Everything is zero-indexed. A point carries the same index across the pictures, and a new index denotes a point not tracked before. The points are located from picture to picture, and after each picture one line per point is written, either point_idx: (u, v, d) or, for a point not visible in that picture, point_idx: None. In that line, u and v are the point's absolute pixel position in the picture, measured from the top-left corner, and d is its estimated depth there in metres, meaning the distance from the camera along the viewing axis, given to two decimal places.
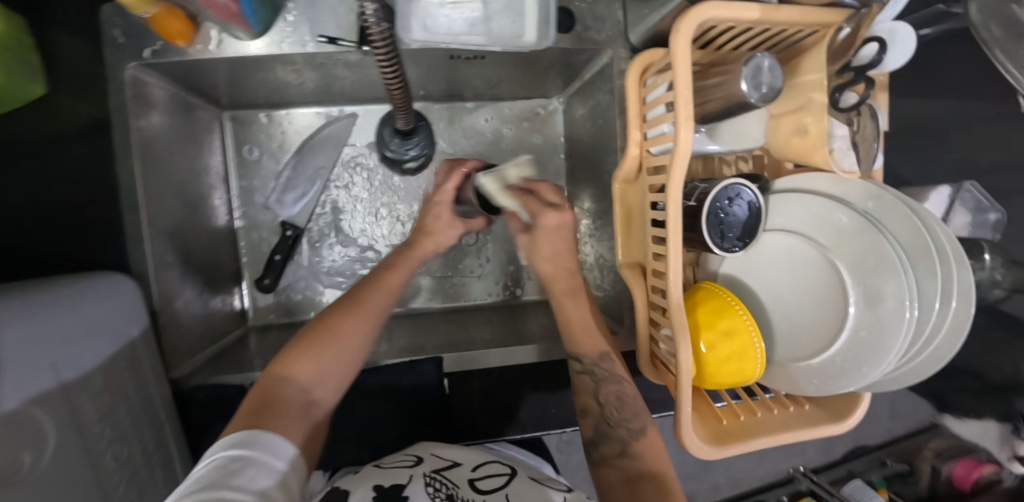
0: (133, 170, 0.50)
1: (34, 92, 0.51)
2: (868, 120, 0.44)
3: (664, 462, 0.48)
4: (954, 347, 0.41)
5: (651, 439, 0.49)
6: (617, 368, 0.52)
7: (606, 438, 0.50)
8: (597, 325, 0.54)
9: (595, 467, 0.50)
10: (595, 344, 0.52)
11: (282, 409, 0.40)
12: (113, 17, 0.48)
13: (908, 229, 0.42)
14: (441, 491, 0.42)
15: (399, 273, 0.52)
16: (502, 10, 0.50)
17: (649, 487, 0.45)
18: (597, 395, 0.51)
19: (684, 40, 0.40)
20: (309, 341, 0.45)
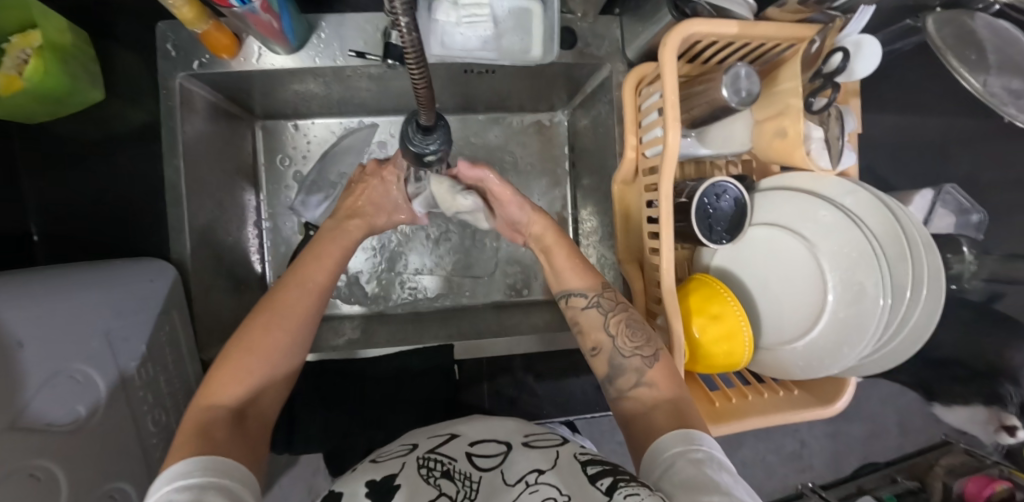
0: (178, 167, 0.56)
1: (94, 96, 0.57)
2: (836, 122, 0.49)
3: (681, 387, 0.44)
4: (928, 326, 0.45)
5: (665, 363, 0.45)
6: (618, 297, 0.50)
7: (620, 369, 0.46)
8: (589, 264, 0.53)
9: (615, 404, 0.46)
10: (589, 278, 0.52)
11: (223, 426, 0.36)
12: (167, 34, 0.55)
13: (883, 219, 0.47)
14: (436, 469, 0.39)
15: (321, 267, 0.48)
16: (512, 29, 0.56)
17: (661, 413, 0.41)
18: (606, 327, 0.48)
19: (671, 52, 0.45)
20: (234, 357, 0.40)
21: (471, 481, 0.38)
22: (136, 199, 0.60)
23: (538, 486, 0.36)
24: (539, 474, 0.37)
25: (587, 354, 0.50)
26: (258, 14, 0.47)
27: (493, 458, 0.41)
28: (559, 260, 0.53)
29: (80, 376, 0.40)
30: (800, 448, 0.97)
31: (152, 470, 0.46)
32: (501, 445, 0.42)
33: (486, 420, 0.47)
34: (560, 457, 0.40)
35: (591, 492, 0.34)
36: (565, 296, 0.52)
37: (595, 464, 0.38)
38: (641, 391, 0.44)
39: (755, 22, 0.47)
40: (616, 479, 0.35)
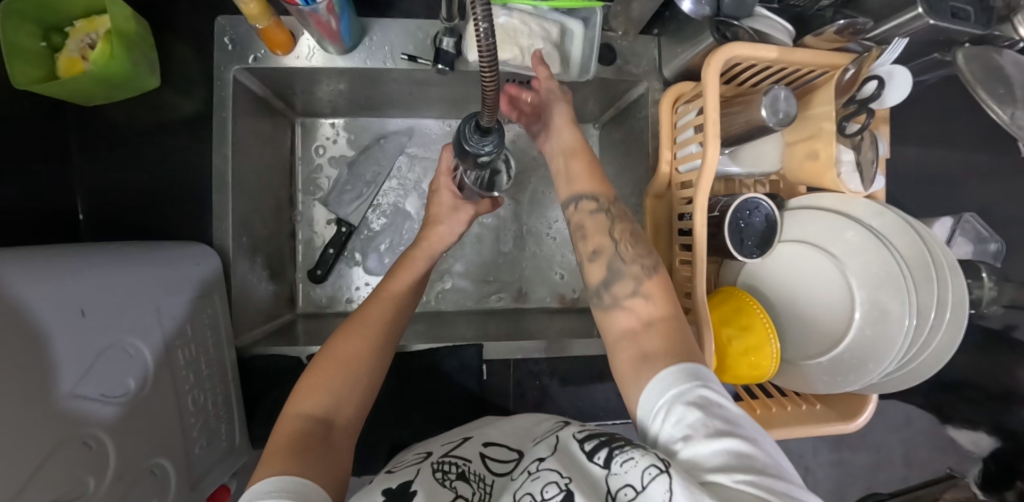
0: (227, 156, 0.57)
1: (150, 84, 0.59)
2: (869, 146, 0.50)
3: (673, 305, 0.43)
4: (951, 348, 0.46)
5: (663, 277, 0.45)
6: (617, 213, 0.50)
7: (618, 275, 0.45)
8: (598, 171, 0.52)
9: (604, 310, 0.45)
10: (597, 185, 0.51)
11: (310, 440, 0.37)
12: (225, 28, 0.57)
13: (910, 241, 0.48)
14: (451, 472, 0.40)
15: (400, 281, 0.51)
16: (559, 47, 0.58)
17: (655, 331, 0.41)
18: (611, 232, 0.48)
19: (715, 74, 0.47)
20: (322, 368, 0.42)
21: (485, 483, 0.39)
22: (181, 185, 0.62)
23: (539, 473, 0.34)
24: (540, 462, 0.36)
25: (585, 258, 0.48)
26: (321, 15, 0.49)
27: (506, 463, 0.41)
28: (575, 166, 0.52)
29: (132, 350, 0.41)
30: (806, 474, 0.95)
31: (187, 449, 0.47)
32: (512, 452, 0.43)
33: (498, 425, 0.48)
34: (558, 441, 0.39)
35: (593, 474, 0.33)
36: (571, 203, 0.51)
37: (593, 438, 0.37)
38: (638, 302, 0.44)
39: (793, 49, 0.50)
40: (612, 449, 0.35)
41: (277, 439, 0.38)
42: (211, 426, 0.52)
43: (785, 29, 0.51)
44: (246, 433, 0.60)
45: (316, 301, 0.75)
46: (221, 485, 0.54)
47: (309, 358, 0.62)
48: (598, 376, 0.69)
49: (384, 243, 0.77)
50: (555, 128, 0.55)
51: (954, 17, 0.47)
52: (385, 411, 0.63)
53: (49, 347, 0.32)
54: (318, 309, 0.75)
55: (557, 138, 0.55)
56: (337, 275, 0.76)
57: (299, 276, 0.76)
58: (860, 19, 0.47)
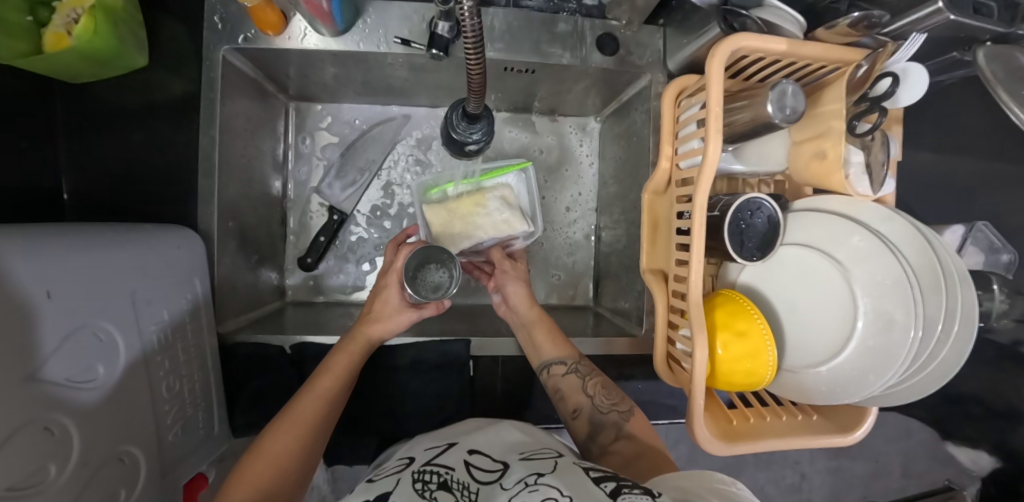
0: (214, 139, 0.56)
1: (138, 62, 0.58)
2: (881, 147, 0.48)
3: (652, 439, 0.51)
4: (957, 363, 0.44)
5: (638, 419, 0.53)
6: (588, 366, 0.57)
7: (602, 425, 0.53)
8: (563, 336, 0.60)
9: (597, 460, 0.51)
10: (562, 348, 0.58)
11: None
12: (216, 6, 0.55)
13: (921, 250, 0.46)
14: (432, 482, 0.38)
15: (331, 376, 0.51)
16: (520, 207, 0.67)
17: (648, 457, 0.48)
18: (585, 389, 0.55)
19: (719, 64, 0.45)
20: (254, 465, 0.44)
21: (469, 491, 0.37)
22: (168, 167, 0.61)
23: (539, 486, 0.34)
24: (539, 477, 0.36)
25: (569, 416, 0.55)
26: None
27: (491, 472, 0.40)
28: (540, 336, 0.59)
29: (102, 334, 0.40)
30: (800, 481, 0.93)
31: (161, 437, 0.46)
32: (497, 462, 0.41)
33: (487, 435, 0.47)
34: (559, 465, 0.39)
35: (595, 494, 0.33)
36: (544, 368, 0.57)
37: (597, 470, 0.38)
38: (622, 444, 0.51)
39: (804, 41, 0.47)
40: (619, 484, 0.34)
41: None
42: (187, 413, 0.51)
43: (794, 20, 0.48)
44: (226, 421, 0.59)
45: (305, 290, 0.74)
46: (198, 473, 0.53)
47: (293, 347, 0.61)
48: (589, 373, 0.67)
49: (375, 233, 0.75)
50: (515, 305, 0.63)
51: (975, 14, 0.44)
52: (370, 401, 0.63)
53: (13, 324, 0.31)
54: (308, 298, 0.74)
55: (519, 307, 0.63)
56: (327, 264, 0.75)
57: (290, 263, 0.74)
58: (876, 12, 0.44)
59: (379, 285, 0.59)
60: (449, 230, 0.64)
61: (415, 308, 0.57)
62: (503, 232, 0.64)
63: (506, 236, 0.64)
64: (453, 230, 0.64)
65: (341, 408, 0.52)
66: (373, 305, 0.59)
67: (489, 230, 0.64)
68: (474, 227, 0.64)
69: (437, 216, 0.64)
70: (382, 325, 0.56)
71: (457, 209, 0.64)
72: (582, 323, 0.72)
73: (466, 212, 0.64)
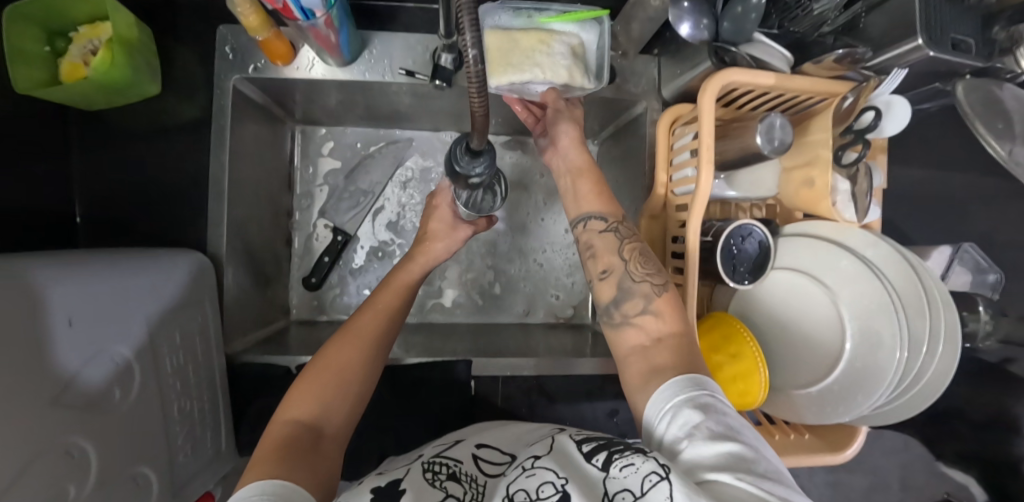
0: (223, 164, 0.58)
1: (152, 91, 0.60)
2: (864, 178, 0.50)
3: (684, 325, 0.44)
4: (943, 384, 0.45)
5: (673, 295, 0.46)
6: (634, 231, 0.50)
7: (628, 293, 0.46)
8: (609, 194, 0.53)
9: (614, 325, 0.46)
10: (609, 205, 0.51)
11: (297, 446, 0.37)
12: (227, 37, 0.57)
13: (904, 276, 0.48)
14: (441, 473, 0.39)
15: (391, 294, 0.52)
16: (585, 63, 0.55)
17: (668, 345, 0.42)
18: (619, 251, 0.48)
19: (711, 98, 0.47)
20: (315, 375, 0.43)
21: (476, 484, 0.38)
22: (178, 191, 0.63)
23: (535, 471, 0.34)
24: (535, 460, 0.36)
25: (596, 277, 0.49)
26: (320, 28, 0.50)
27: (498, 465, 0.41)
28: (582, 186, 0.52)
29: (119, 358, 0.41)
30: None
31: (171, 457, 0.47)
32: (505, 454, 0.43)
33: (495, 430, 0.48)
34: (554, 442, 0.38)
35: (592, 479, 0.33)
36: (579, 223, 0.52)
37: (590, 441, 0.37)
38: (646, 318, 0.44)
39: (791, 75, 0.49)
40: (611, 452, 0.35)
41: (268, 443, 0.37)
42: (196, 433, 0.52)
43: (782, 55, 0.50)
44: (232, 439, 0.60)
45: (308, 308, 0.76)
46: (207, 492, 0.54)
47: (298, 367, 0.62)
48: (588, 391, 0.68)
49: (378, 252, 0.77)
50: (563, 147, 0.54)
51: (953, 49, 0.45)
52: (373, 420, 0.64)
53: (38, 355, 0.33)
54: (312, 317, 0.76)
55: (560, 157, 0.56)
56: (331, 284, 0.76)
57: (294, 282, 0.76)
58: (860, 49, 0.46)
59: (429, 207, 0.61)
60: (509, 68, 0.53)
61: (469, 224, 0.59)
62: (560, 79, 0.52)
63: (562, 87, 0.53)
64: (512, 58, 0.51)
65: (399, 328, 0.52)
66: (426, 227, 0.60)
67: (546, 71, 0.52)
68: (532, 64, 0.52)
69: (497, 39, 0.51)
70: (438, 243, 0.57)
71: (521, 40, 0.52)
72: (581, 341, 0.73)
73: (529, 46, 0.52)
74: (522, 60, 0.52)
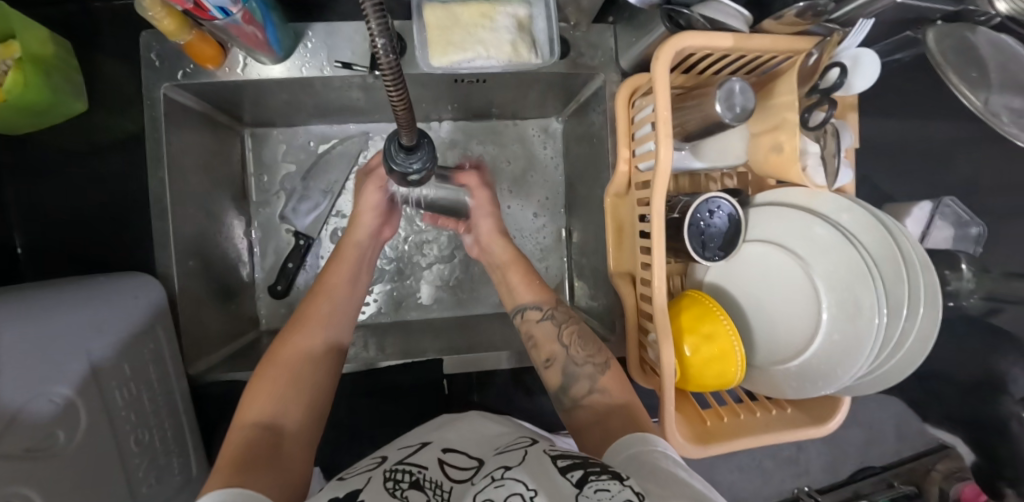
0: (163, 180, 0.55)
1: (78, 108, 0.56)
2: (832, 140, 0.47)
3: (630, 392, 0.46)
4: (926, 350, 0.43)
5: (616, 371, 0.48)
6: (563, 314, 0.55)
7: (574, 377, 0.48)
8: (540, 283, 0.59)
9: (569, 414, 0.47)
10: (546, 294, 0.58)
11: (260, 445, 0.38)
12: (151, 43, 0.53)
13: (879, 238, 0.46)
14: (404, 481, 0.37)
15: (329, 301, 0.55)
16: (535, 31, 0.53)
17: (618, 413, 0.43)
18: (560, 339, 0.52)
19: (665, 67, 0.44)
20: (266, 381, 0.45)
21: (442, 490, 0.37)
22: (122, 212, 0.60)
23: (504, 481, 0.32)
24: (506, 471, 0.34)
25: (541, 366, 0.51)
26: (241, 26, 0.46)
27: (465, 470, 0.39)
28: (513, 278, 0.60)
29: (60, 399, 0.39)
30: (795, 455, 0.93)
31: (134, 491, 0.46)
32: (473, 460, 0.41)
33: (461, 431, 0.46)
34: (528, 455, 0.36)
35: (561, 486, 0.30)
36: (519, 312, 0.57)
37: (565, 457, 0.35)
38: (595, 398, 0.46)
39: (751, 34, 0.46)
40: (586, 472, 0.32)
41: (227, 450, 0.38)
42: (161, 462, 0.51)
43: (739, 14, 0.46)
44: (205, 461, 0.59)
45: (279, 317, 0.74)
46: None
47: None
48: None
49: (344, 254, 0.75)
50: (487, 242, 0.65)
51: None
52: (350, 428, 0.63)
53: None
54: (283, 326, 0.74)
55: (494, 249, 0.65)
56: (298, 291, 0.74)
57: (261, 292, 0.74)
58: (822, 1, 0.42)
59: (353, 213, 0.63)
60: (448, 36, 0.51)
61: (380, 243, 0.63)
62: (508, 55, 0.51)
63: (510, 62, 0.52)
64: (452, 37, 0.50)
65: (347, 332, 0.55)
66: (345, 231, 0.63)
67: (489, 47, 0.51)
68: (474, 41, 0.50)
69: (435, 14, 0.50)
70: (357, 229, 0.61)
71: (462, 14, 0.51)
72: None
73: (470, 21, 0.51)
74: (464, 37, 0.51)
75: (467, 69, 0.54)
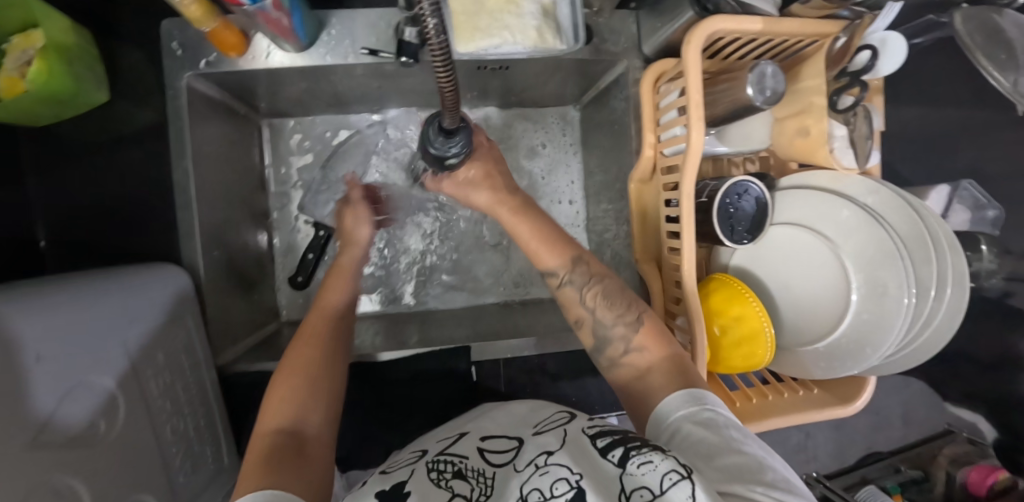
0: (187, 169, 0.54)
1: (99, 99, 0.56)
2: (863, 121, 0.48)
3: (671, 344, 0.42)
4: (953, 327, 0.44)
5: (652, 325, 0.43)
6: (594, 268, 0.47)
7: (607, 340, 0.44)
8: (557, 233, 0.48)
9: (608, 372, 0.44)
10: (561, 253, 0.47)
11: (285, 450, 0.35)
12: (172, 32, 0.53)
13: (906, 217, 0.46)
14: (447, 471, 0.36)
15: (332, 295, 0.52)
16: (559, 16, 0.53)
17: (658, 374, 0.39)
18: (584, 301, 0.46)
19: (696, 51, 0.44)
20: (281, 379, 0.41)
21: (485, 478, 0.35)
22: (144, 204, 0.59)
23: (549, 468, 0.32)
24: (548, 456, 0.33)
25: (574, 326, 0.47)
26: (269, 12, 0.46)
27: (505, 453, 0.38)
28: (525, 233, 0.48)
29: (100, 388, 0.39)
30: (808, 439, 0.94)
31: (172, 479, 0.46)
32: (511, 440, 0.39)
33: (493, 417, 0.45)
34: (567, 437, 0.36)
35: (607, 471, 0.30)
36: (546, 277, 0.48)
37: (604, 436, 0.35)
38: (635, 357, 0.42)
39: (780, 18, 0.46)
40: (627, 448, 0.32)
41: (250, 457, 0.35)
42: (194, 450, 0.51)
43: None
44: (234, 450, 0.59)
45: (298, 308, 0.74)
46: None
47: None
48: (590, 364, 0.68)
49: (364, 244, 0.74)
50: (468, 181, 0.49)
51: None
52: (376, 416, 0.63)
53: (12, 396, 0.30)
54: (303, 316, 0.74)
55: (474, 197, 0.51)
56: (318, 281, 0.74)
57: (280, 283, 0.74)
58: None
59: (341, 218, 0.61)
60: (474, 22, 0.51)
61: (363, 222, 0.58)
62: (535, 41, 0.51)
63: (536, 48, 0.52)
64: (479, 24, 0.50)
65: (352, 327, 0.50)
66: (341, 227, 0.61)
67: (515, 33, 0.51)
68: (501, 27, 0.50)
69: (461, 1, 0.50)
70: (354, 249, 0.58)
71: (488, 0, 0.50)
72: None
73: (496, 6, 0.50)
74: (490, 23, 0.51)
75: (492, 55, 0.53)
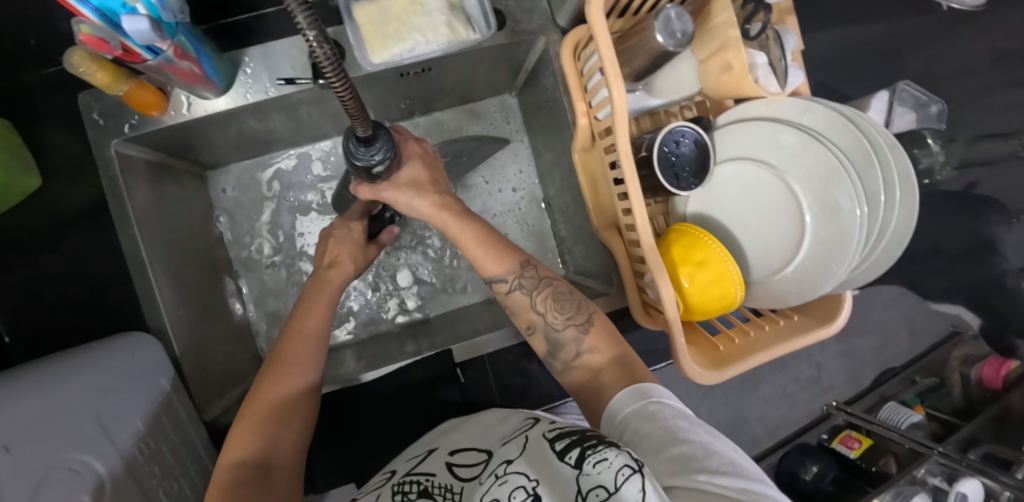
0: (135, 235, 0.54)
1: (32, 184, 0.56)
2: (775, 45, 0.48)
3: (619, 345, 0.43)
4: (908, 229, 0.44)
5: (598, 326, 0.45)
6: (542, 271, 0.48)
7: (559, 343, 0.45)
8: (501, 243, 0.49)
9: (563, 375, 0.46)
10: (505, 260, 0.48)
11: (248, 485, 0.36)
12: (90, 103, 0.53)
13: (844, 131, 0.46)
14: (412, 491, 0.38)
15: (316, 317, 0.52)
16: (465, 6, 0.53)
17: (609, 372, 0.40)
18: (534, 306, 0.47)
19: (599, 10, 0.44)
20: (251, 413, 0.42)
21: (452, 493, 0.38)
22: (99, 278, 0.59)
23: (508, 477, 0.33)
24: (508, 465, 0.34)
25: (525, 333, 0.49)
26: (175, 63, 0.45)
27: (473, 466, 0.40)
28: (471, 251, 0.49)
29: (79, 466, 0.38)
30: (817, 372, 0.93)
31: None
32: (482, 453, 0.41)
33: (471, 429, 0.46)
34: (528, 441, 0.37)
35: (561, 473, 0.30)
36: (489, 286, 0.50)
37: (564, 435, 0.35)
38: (585, 359, 0.43)
39: None
40: (583, 446, 0.31)
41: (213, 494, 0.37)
42: None
43: None
44: None
45: None
46: None
47: None
48: None
49: None
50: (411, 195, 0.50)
51: None
52: (374, 438, 0.63)
53: None
54: None
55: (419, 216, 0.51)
56: None
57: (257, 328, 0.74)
58: None
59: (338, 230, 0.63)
60: (380, 29, 0.50)
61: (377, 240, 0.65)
62: (446, 36, 0.51)
63: (450, 44, 0.52)
64: (386, 31, 0.50)
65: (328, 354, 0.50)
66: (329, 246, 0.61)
67: (424, 33, 0.51)
68: (409, 29, 0.50)
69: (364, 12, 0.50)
70: (351, 260, 0.59)
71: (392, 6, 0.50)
72: None
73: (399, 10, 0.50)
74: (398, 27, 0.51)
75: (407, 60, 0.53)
